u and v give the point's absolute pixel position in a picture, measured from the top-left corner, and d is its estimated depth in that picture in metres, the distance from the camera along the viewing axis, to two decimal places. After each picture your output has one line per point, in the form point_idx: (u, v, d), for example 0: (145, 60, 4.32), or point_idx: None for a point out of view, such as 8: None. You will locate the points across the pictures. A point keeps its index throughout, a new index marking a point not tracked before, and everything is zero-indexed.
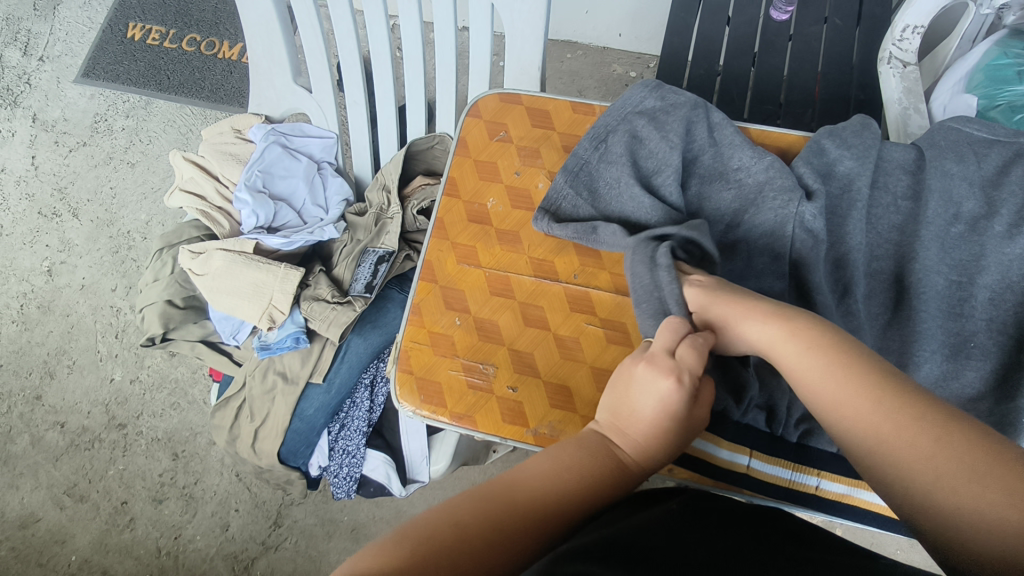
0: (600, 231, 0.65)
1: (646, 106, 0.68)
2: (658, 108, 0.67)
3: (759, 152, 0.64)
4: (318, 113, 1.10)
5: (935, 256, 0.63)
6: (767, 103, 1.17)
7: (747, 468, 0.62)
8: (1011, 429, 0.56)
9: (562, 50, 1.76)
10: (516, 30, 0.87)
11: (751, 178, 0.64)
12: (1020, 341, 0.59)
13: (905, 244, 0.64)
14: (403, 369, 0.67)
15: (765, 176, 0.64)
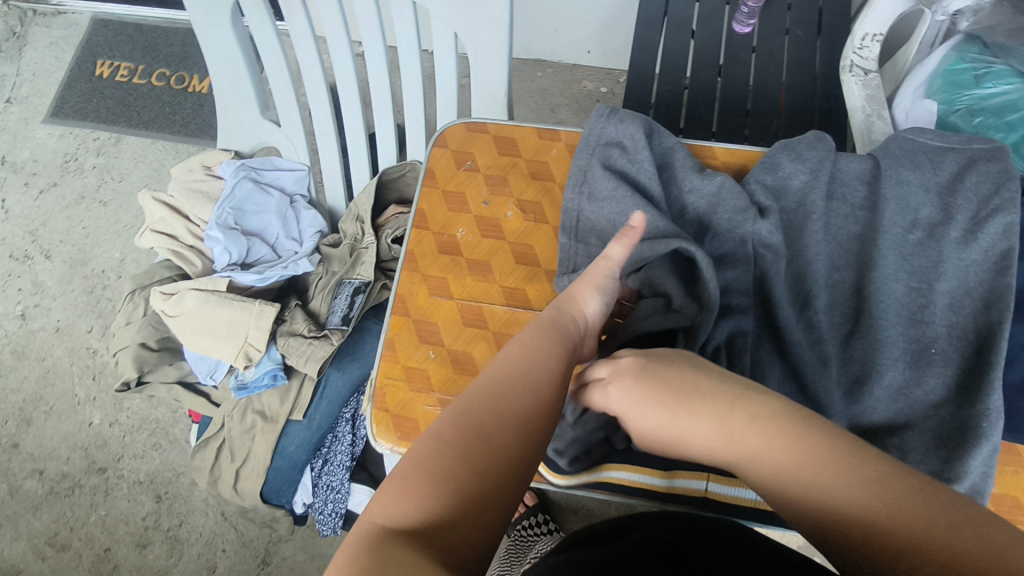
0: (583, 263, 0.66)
1: (610, 135, 0.69)
2: (623, 136, 0.68)
3: (708, 174, 0.66)
4: (288, 146, 1.09)
5: (895, 265, 0.63)
6: (735, 114, 1.18)
7: (704, 492, 0.60)
8: (974, 434, 0.56)
9: (533, 69, 1.77)
10: (479, 56, 0.87)
11: (702, 198, 0.66)
12: (979, 345, 0.59)
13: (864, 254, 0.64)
14: (378, 406, 0.66)
15: (715, 197, 0.66)
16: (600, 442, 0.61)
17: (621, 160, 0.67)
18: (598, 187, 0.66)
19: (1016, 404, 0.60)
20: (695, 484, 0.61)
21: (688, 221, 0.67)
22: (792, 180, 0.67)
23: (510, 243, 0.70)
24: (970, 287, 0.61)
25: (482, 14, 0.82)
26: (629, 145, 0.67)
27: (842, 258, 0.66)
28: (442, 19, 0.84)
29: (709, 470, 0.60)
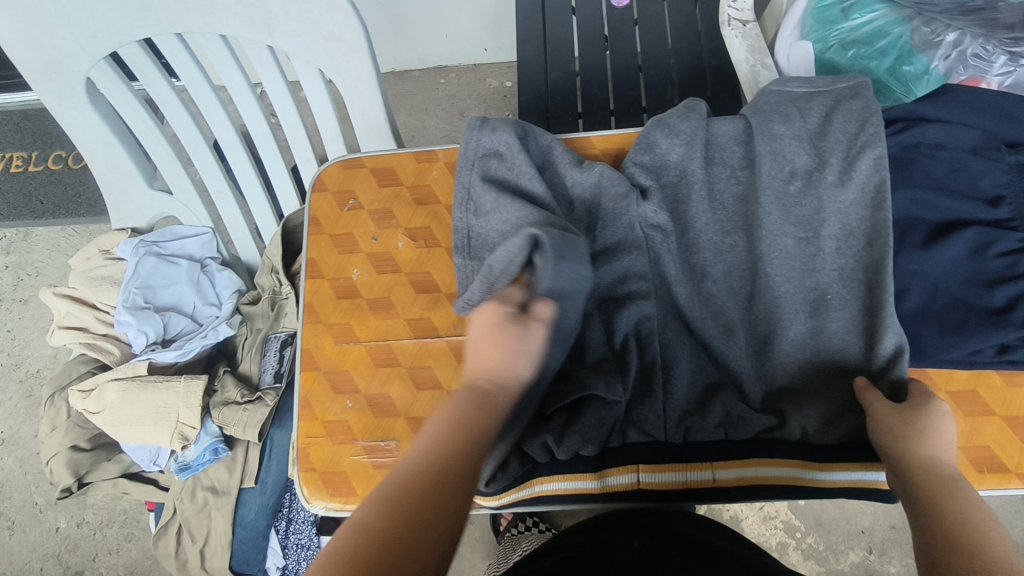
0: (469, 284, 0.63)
1: (485, 147, 0.67)
2: (497, 145, 0.67)
3: (586, 165, 0.65)
4: (185, 211, 1.05)
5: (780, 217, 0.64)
6: (630, 88, 1.18)
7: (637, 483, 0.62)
8: None
9: (435, 77, 1.75)
10: (349, 87, 0.84)
11: (584, 190, 0.65)
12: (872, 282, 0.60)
13: (749, 214, 0.65)
14: (304, 468, 0.64)
15: (596, 187, 0.65)
16: (518, 456, 0.61)
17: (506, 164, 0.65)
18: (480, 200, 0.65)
19: (919, 330, 0.61)
20: (627, 477, 0.62)
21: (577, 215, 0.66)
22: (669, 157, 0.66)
23: (407, 274, 0.69)
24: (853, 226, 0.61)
25: (339, 45, 0.80)
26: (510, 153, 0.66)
27: (733, 221, 0.65)
28: (301, 57, 0.82)
29: (637, 462, 0.62)
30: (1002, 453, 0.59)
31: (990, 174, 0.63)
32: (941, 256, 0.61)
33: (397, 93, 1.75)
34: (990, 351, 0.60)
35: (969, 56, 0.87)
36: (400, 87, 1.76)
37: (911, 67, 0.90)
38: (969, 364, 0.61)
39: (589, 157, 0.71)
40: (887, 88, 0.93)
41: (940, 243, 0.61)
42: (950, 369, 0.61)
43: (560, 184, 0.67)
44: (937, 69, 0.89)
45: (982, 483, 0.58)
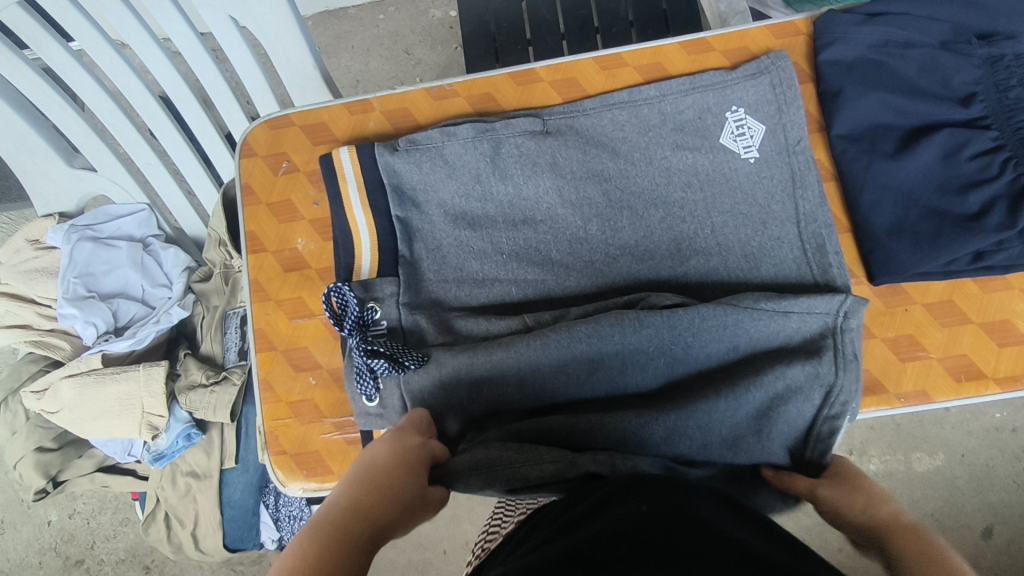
0: (484, 294, 0.59)
1: (434, 145, 0.61)
2: (448, 145, 0.61)
3: (551, 146, 0.61)
4: (116, 188, 0.98)
5: (742, 184, 0.60)
6: (580, 8, 1.10)
7: None
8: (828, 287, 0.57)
9: (373, 13, 1.61)
10: (268, 33, 0.76)
11: (551, 158, 0.61)
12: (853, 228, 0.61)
13: (712, 185, 0.60)
14: (276, 451, 0.62)
15: (556, 164, 0.61)
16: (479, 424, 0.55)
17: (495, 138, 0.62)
18: (461, 161, 0.61)
19: (892, 246, 0.59)
20: None
21: (547, 195, 0.61)
22: (641, 113, 0.62)
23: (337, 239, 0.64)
24: (809, 242, 0.59)
25: None
26: (504, 132, 0.62)
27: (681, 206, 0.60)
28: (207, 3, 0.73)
29: None
30: (978, 360, 0.60)
31: (963, 69, 0.59)
32: (911, 165, 0.59)
33: (337, 34, 1.62)
34: (965, 258, 0.58)
35: None
36: (337, 27, 1.62)
37: None
38: (944, 274, 0.59)
39: (535, 94, 0.66)
40: None
41: (912, 151, 0.58)
42: (926, 281, 0.60)
43: (528, 168, 0.61)
44: None
45: (960, 393, 0.59)
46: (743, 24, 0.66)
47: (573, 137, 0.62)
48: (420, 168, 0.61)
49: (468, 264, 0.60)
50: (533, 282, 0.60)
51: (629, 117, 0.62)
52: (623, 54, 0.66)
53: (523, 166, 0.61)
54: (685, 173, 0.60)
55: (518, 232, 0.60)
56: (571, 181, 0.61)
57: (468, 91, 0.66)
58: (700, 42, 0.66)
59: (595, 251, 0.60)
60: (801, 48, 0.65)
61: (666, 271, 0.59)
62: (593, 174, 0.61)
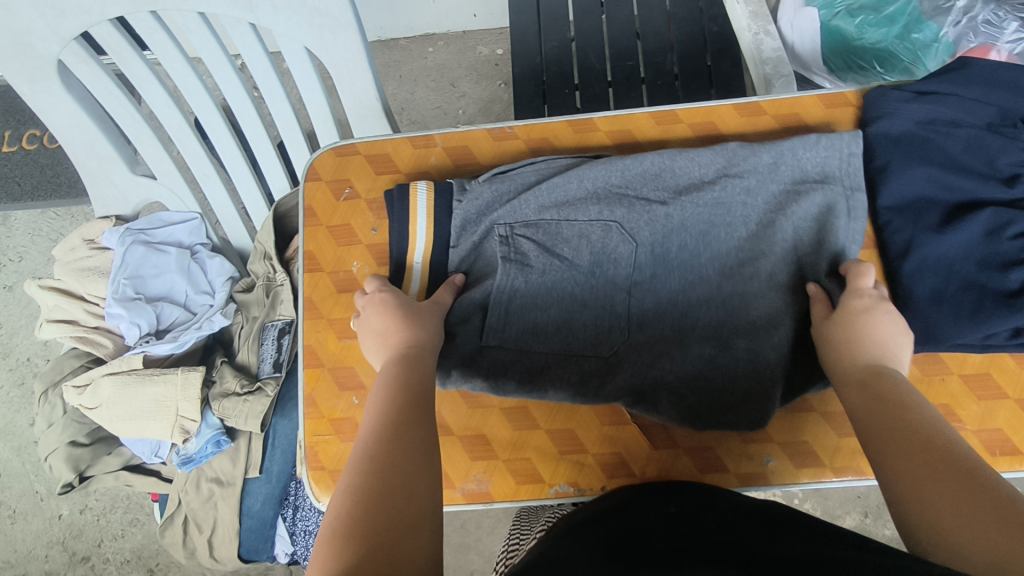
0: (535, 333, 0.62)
1: (502, 192, 0.65)
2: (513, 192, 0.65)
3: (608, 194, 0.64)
4: (172, 197, 1.02)
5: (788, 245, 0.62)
6: (628, 58, 1.14)
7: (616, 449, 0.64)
8: None
9: (422, 45, 1.68)
10: (338, 64, 0.80)
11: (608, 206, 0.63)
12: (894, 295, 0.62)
13: (752, 259, 0.62)
14: (314, 466, 0.63)
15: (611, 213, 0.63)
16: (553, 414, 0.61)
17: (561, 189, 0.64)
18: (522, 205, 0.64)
19: (933, 315, 0.60)
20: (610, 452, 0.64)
21: (601, 243, 0.63)
22: (699, 175, 0.64)
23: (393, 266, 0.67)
24: None
25: (326, 22, 0.76)
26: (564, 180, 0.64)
27: (720, 276, 0.62)
28: (286, 34, 0.78)
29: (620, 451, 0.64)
30: (1013, 435, 0.60)
31: (1008, 151, 0.61)
32: (954, 239, 0.60)
33: (386, 63, 1.69)
34: (1004, 333, 0.59)
35: (980, 22, 0.85)
36: (388, 56, 1.69)
37: (920, 35, 0.88)
38: (982, 347, 0.60)
39: (592, 142, 0.69)
40: (895, 57, 0.91)
41: (956, 226, 0.60)
42: (963, 353, 0.61)
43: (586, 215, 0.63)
44: (947, 36, 0.87)
45: (994, 466, 0.60)
46: (795, 92, 0.69)
47: (638, 196, 0.63)
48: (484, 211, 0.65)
49: (523, 304, 0.63)
50: (579, 334, 0.62)
51: (690, 178, 0.63)
52: (678, 110, 0.69)
53: (581, 214, 0.64)
54: (723, 244, 0.63)
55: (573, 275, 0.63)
56: (626, 232, 0.63)
57: (528, 135, 0.69)
58: (753, 105, 0.69)
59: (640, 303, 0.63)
60: (850, 118, 0.68)
61: (700, 331, 0.61)
62: (646, 225, 0.63)
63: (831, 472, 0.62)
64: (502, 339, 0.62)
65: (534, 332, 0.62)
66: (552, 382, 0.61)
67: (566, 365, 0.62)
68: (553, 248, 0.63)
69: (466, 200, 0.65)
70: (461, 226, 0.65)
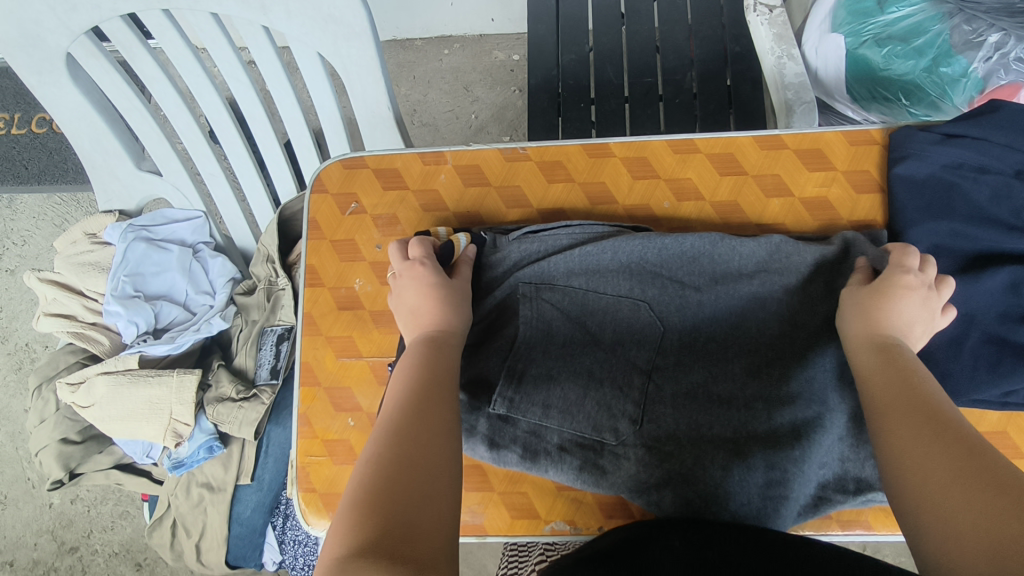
0: (541, 387, 0.60)
1: (528, 242, 0.64)
2: (543, 246, 0.64)
3: (635, 254, 0.62)
4: (177, 194, 1.01)
5: (802, 292, 0.61)
6: (646, 74, 1.12)
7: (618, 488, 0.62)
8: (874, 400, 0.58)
9: (438, 47, 1.66)
10: (351, 72, 0.79)
11: (634, 267, 0.63)
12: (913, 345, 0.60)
13: (783, 357, 0.59)
14: (305, 488, 0.62)
15: (632, 275, 0.63)
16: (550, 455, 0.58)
17: (593, 257, 0.63)
18: (547, 260, 0.63)
19: (953, 370, 0.58)
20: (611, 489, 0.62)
21: (618, 301, 0.62)
22: (738, 265, 0.62)
23: None
24: None
25: (340, 30, 0.75)
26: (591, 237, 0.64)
27: (747, 370, 0.60)
28: (299, 40, 0.77)
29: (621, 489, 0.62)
30: None
31: None
32: (976, 292, 0.58)
33: (401, 63, 1.67)
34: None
35: (1012, 59, 0.80)
36: (402, 56, 1.67)
37: (948, 69, 0.85)
38: (1001, 404, 0.58)
39: (607, 169, 0.67)
40: (921, 90, 0.89)
41: (980, 278, 0.58)
42: (982, 408, 0.59)
43: (607, 274, 0.63)
44: (976, 71, 0.83)
45: None
46: (818, 127, 0.67)
47: (671, 278, 0.62)
48: (506, 261, 0.64)
49: (533, 352, 0.61)
50: (589, 412, 0.59)
51: (728, 266, 0.62)
52: (697, 140, 0.67)
53: (604, 272, 0.63)
54: (754, 339, 0.61)
55: (587, 331, 0.62)
56: (643, 293, 0.62)
57: (541, 157, 0.68)
58: (773, 138, 0.67)
59: (653, 362, 0.61)
60: (874, 157, 0.66)
61: (723, 428, 0.57)
62: (666, 287, 0.62)
63: (837, 524, 0.61)
64: (513, 408, 0.59)
65: (544, 406, 0.59)
66: (560, 460, 0.58)
67: (575, 445, 0.59)
68: (574, 316, 0.62)
69: (494, 258, 0.64)
70: (487, 287, 0.64)
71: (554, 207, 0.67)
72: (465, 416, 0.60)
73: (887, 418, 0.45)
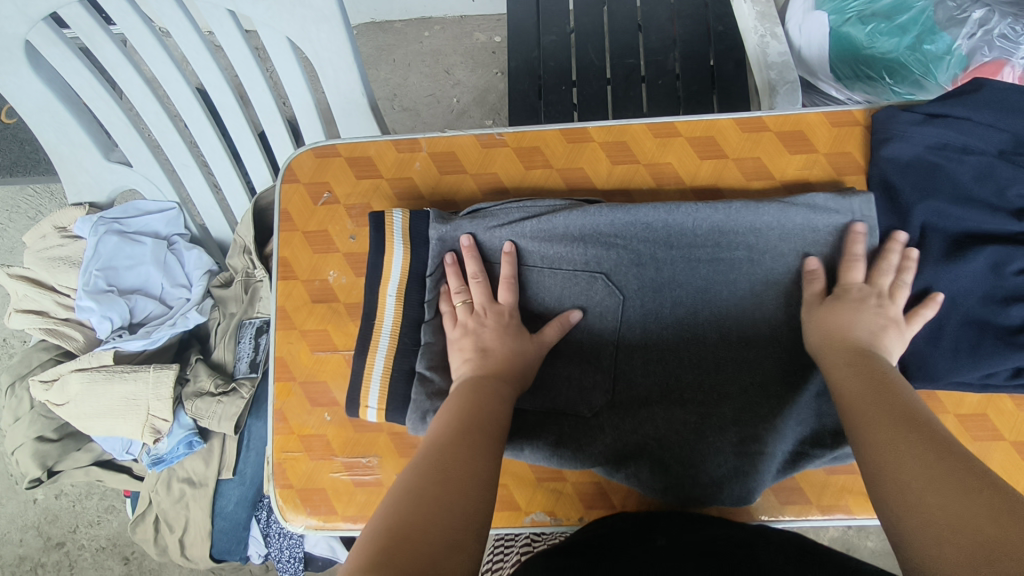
0: None
1: (477, 219, 0.61)
2: (492, 222, 0.61)
3: (586, 224, 0.60)
4: (149, 185, 0.98)
5: (763, 255, 0.60)
6: (629, 55, 1.10)
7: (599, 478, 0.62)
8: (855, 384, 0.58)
9: (418, 29, 1.62)
10: (322, 57, 0.76)
11: (587, 234, 0.61)
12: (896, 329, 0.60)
13: (751, 323, 0.60)
14: (281, 484, 0.61)
15: (589, 244, 0.61)
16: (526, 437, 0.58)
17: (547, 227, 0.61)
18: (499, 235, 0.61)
19: (934, 353, 0.58)
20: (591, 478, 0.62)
21: (578, 272, 0.61)
22: (695, 229, 0.60)
23: None
24: None
25: (309, 13, 0.72)
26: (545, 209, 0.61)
27: (719, 341, 0.60)
28: (267, 23, 0.74)
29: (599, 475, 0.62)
30: (1006, 478, 0.59)
31: (1019, 182, 0.59)
32: (957, 274, 0.58)
33: (380, 46, 1.63)
34: (1004, 373, 0.57)
35: (996, 36, 0.79)
36: (381, 39, 1.63)
37: (932, 46, 0.84)
38: (981, 386, 0.58)
39: (585, 154, 0.65)
40: (906, 69, 0.87)
41: (962, 260, 0.58)
42: (963, 390, 0.59)
43: (564, 246, 0.61)
44: (961, 48, 0.81)
45: None
46: (800, 108, 0.66)
47: (627, 246, 0.60)
48: (456, 235, 0.60)
49: None
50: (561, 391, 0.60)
51: (684, 231, 0.60)
52: (677, 123, 0.66)
53: (561, 243, 0.61)
54: (721, 309, 0.60)
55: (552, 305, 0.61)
56: (604, 262, 0.61)
57: (518, 142, 0.66)
58: (755, 121, 0.66)
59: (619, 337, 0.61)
60: (856, 139, 0.65)
61: (693, 394, 0.59)
62: (625, 256, 0.61)
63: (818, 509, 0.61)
64: None
65: None
66: (534, 436, 0.59)
67: (550, 423, 0.59)
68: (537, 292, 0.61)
69: (446, 236, 0.61)
70: (441, 266, 0.61)
71: (531, 194, 0.65)
72: (435, 400, 0.58)
73: (868, 421, 0.46)
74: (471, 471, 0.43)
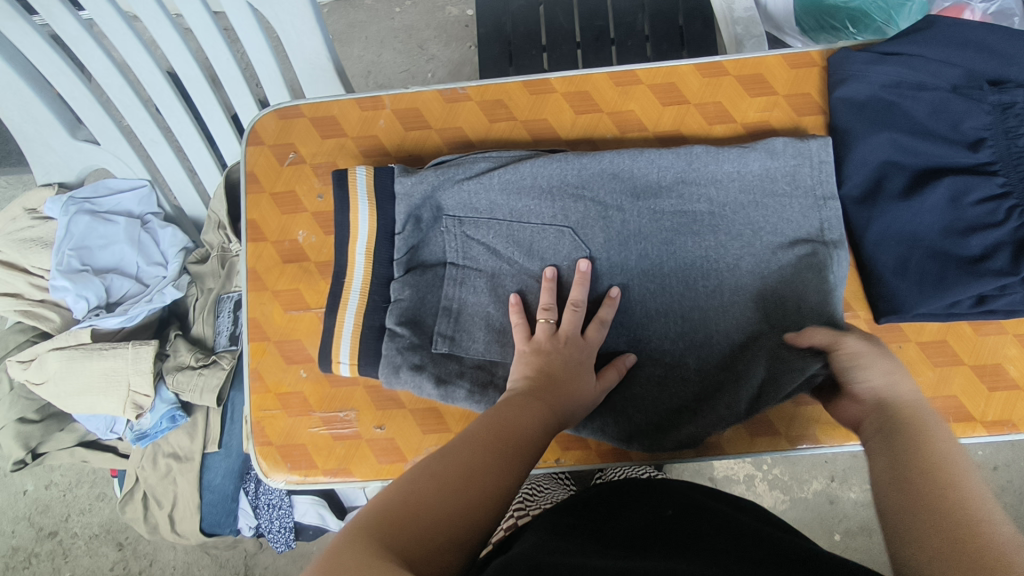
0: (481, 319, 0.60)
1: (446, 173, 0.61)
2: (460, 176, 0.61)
3: (553, 178, 0.61)
4: (118, 164, 0.97)
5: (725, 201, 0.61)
6: (598, 18, 1.10)
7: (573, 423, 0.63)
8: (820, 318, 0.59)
9: (389, 5, 1.61)
10: (283, 21, 0.76)
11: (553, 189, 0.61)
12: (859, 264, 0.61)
13: (715, 270, 0.61)
14: (261, 441, 0.62)
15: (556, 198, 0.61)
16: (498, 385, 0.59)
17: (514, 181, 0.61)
18: (468, 190, 0.61)
19: (895, 285, 0.59)
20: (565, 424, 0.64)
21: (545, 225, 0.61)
22: (658, 179, 0.61)
23: None
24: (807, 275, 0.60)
25: None
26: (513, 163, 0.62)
27: (684, 286, 0.61)
28: None
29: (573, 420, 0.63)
30: (968, 403, 0.61)
31: (974, 115, 0.60)
32: (916, 207, 0.59)
33: (351, 24, 1.62)
34: (967, 302, 0.58)
35: None
36: (352, 16, 1.62)
37: None
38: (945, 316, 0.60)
39: (547, 106, 0.66)
40: (868, 17, 0.89)
41: (920, 194, 0.59)
42: (926, 321, 0.61)
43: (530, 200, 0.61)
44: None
45: None
46: (760, 52, 0.67)
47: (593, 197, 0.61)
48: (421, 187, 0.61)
49: (470, 284, 0.61)
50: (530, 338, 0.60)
51: (649, 181, 0.61)
52: (638, 71, 0.66)
53: (528, 196, 0.61)
54: (685, 255, 0.61)
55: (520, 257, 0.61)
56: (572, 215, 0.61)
57: (481, 96, 0.66)
58: (715, 66, 0.66)
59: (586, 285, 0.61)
60: (815, 80, 0.66)
61: (659, 341, 0.60)
62: (591, 208, 0.61)
63: (787, 441, 0.63)
64: (455, 345, 0.59)
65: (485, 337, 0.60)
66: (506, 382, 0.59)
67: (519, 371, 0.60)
68: (504, 246, 0.61)
69: (415, 190, 0.61)
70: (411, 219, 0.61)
71: (497, 146, 0.65)
72: (406, 354, 0.59)
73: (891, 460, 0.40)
74: (498, 472, 0.42)
